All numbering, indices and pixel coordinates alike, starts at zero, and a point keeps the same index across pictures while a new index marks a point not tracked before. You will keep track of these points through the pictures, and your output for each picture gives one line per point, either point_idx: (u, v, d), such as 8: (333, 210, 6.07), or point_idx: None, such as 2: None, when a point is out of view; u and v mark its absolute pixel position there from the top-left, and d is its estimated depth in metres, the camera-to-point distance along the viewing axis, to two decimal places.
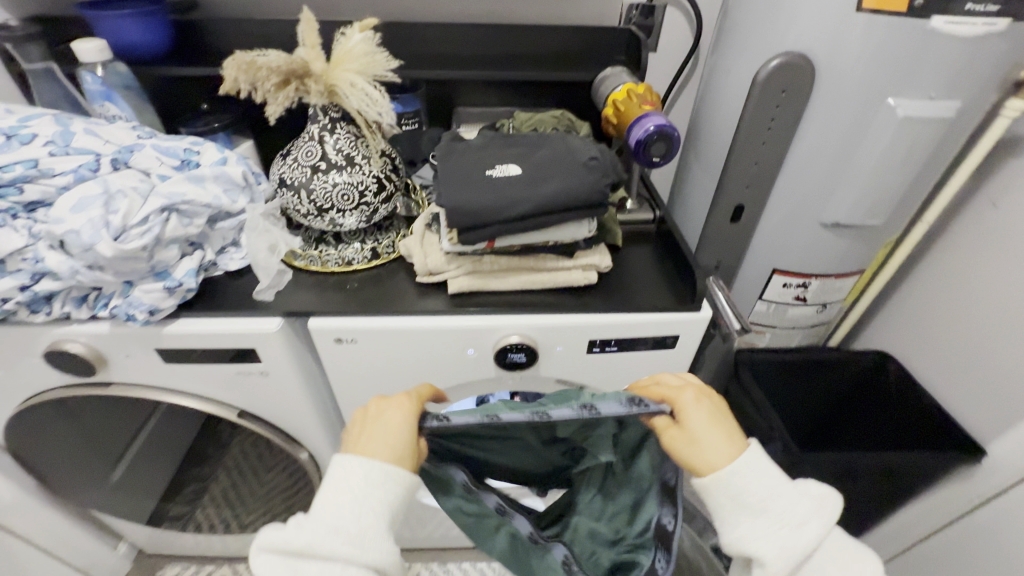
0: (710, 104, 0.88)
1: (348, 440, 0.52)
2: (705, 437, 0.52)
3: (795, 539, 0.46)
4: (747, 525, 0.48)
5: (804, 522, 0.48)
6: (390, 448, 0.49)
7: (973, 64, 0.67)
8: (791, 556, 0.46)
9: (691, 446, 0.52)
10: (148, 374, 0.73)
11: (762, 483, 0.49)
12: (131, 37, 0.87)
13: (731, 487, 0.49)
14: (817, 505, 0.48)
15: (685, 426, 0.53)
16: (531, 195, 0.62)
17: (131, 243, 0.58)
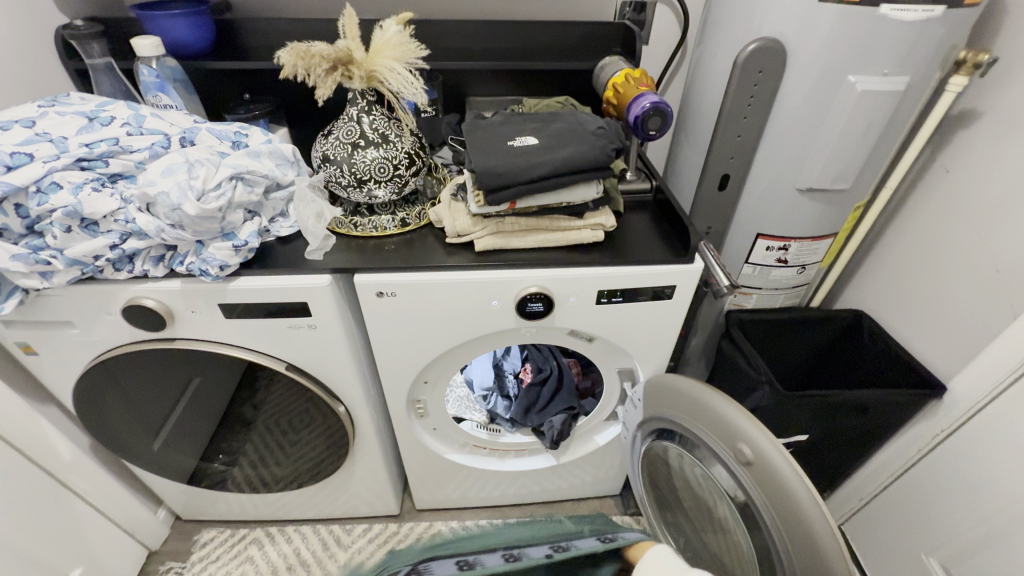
0: (697, 87, 1.00)
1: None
2: None
3: None
4: None
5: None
6: None
7: (919, 44, 0.79)
8: None
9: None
10: (209, 330, 0.83)
11: None
12: (180, 34, 0.97)
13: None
14: None
15: None
16: (547, 160, 0.74)
17: (211, 203, 0.68)
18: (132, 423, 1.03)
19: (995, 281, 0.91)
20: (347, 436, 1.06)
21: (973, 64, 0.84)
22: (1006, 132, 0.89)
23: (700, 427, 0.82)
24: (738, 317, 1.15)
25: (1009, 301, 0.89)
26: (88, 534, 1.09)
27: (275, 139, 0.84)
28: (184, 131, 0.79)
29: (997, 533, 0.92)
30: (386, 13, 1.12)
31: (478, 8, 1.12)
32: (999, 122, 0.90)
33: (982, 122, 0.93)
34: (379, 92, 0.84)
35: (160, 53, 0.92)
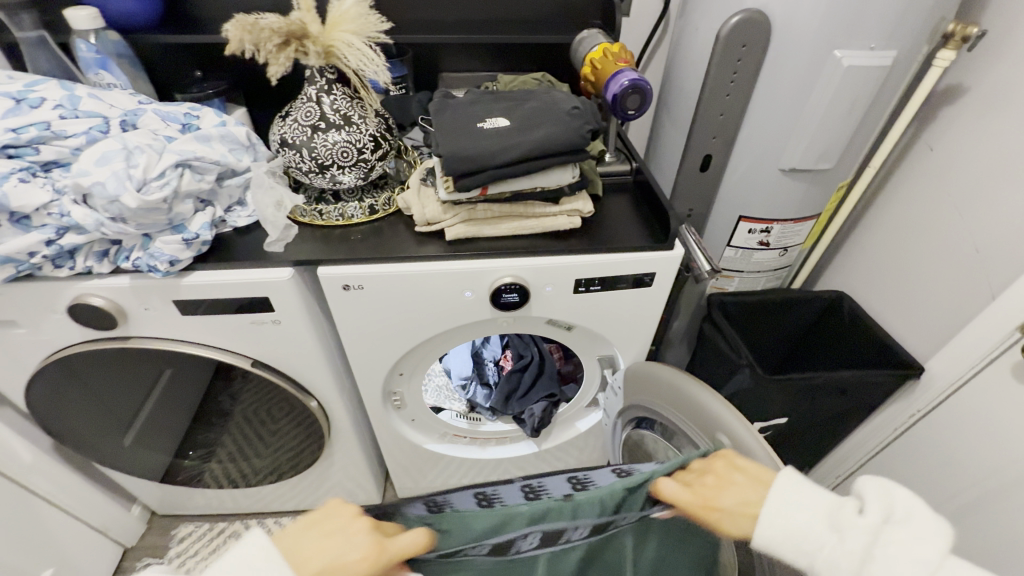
0: (679, 63, 0.96)
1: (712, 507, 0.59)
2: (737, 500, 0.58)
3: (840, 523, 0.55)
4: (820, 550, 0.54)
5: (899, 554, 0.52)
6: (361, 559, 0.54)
7: (907, 16, 0.75)
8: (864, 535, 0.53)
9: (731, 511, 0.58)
10: (166, 327, 0.79)
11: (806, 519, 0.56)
12: (124, 8, 0.89)
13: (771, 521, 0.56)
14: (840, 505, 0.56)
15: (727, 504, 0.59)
16: (519, 143, 0.69)
17: (153, 194, 0.63)
18: (95, 424, 0.99)
19: (973, 262, 0.91)
20: (322, 430, 1.04)
21: (961, 38, 0.81)
22: (990, 109, 0.86)
23: (676, 412, 0.82)
24: (720, 301, 1.13)
25: (986, 283, 0.88)
26: (57, 535, 1.06)
27: (228, 121, 0.78)
28: (125, 114, 0.72)
29: (967, 510, 0.94)
30: None
31: None
32: (984, 99, 0.87)
33: (967, 99, 0.90)
34: (339, 70, 0.78)
35: (98, 26, 0.85)
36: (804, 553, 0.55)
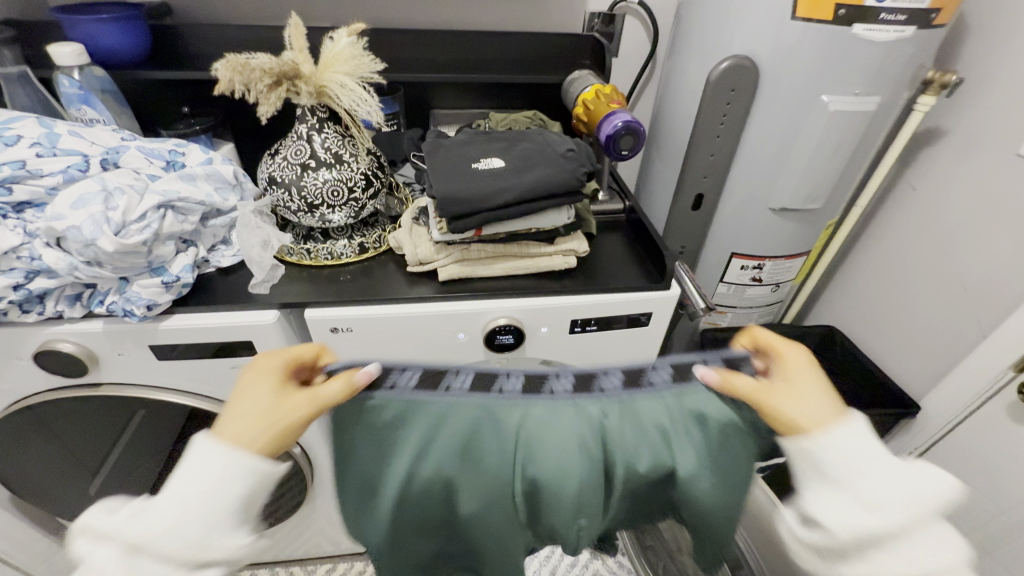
0: (668, 103, 0.97)
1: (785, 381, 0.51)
2: (809, 400, 0.49)
3: (880, 516, 0.43)
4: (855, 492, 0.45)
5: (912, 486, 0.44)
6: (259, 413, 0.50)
7: (889, 63, 0.77)
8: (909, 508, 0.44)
9: (798, 403, 0.49)
10: (141, 373, 0.74)
11: (852, 459, 0.45)
12: (112, 43, 0.89)
13: (843, 451, 0.46)
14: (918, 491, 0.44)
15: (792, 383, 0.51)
16: (516, 184, 0.68)
17: (132, 237, 0.60)
18: (58, 474, 0.93)
19: (963, 300, 0.91)
20: (304, 476, 0.98)
21: (940, 84, 0.84)
22: (971, 152, 0.89)
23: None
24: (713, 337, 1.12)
25: (977, 320, 0.89)
26: None
27: (214, 160, 0.76)
28: (107, 152, 0.70)
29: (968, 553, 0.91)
30: (344, 22, 1.07)
31: (439, 17, 1.08)
32: (963, 142, 0.90)
33: (947, 141, 0.93)
34: (331, 108, 0.77)
35: (83, 62, 0.84)
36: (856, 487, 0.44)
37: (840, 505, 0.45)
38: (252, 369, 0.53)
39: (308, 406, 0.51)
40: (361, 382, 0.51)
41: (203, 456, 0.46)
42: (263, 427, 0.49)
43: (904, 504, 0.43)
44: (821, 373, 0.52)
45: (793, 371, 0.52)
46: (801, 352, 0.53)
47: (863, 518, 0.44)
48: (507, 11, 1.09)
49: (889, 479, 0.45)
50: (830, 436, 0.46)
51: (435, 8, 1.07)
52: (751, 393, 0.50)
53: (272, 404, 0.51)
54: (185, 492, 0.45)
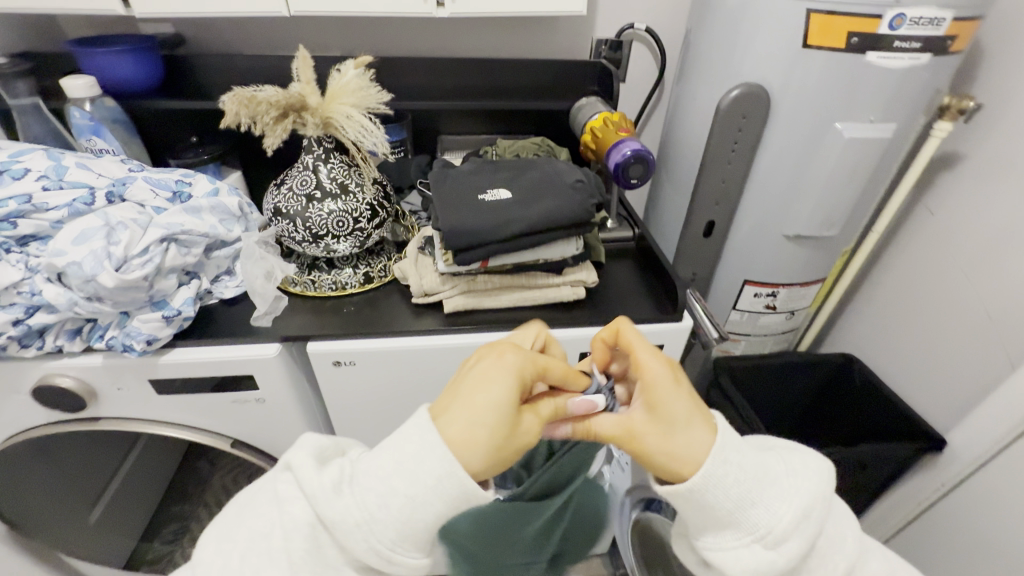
0: (678, 129, 0.96)
1: (647, 418, 0.49)
2: (678, 430, 0.48)
3: (768, 546, 0.46)
4: (749, 522, 0.47)
5: (796, 497, 0.47)
6: (488, 423, 0.43)
7: (904, 90, 0.76)
8: (797, 524, 0.46)
9: (670, 437, 0.48)
10: (140, 407, 0.73)
11: (737, 488, 0.46)
12: (125, 74, 0.90)
13: (723, 480, 0.46)
14: (805, 504, 0.47)
15: (659, 419, 0.48)
16: (523, 215, 0.67)
17: (133, 273, 0.59)
18: (57, 508, 0.91)
19: (988, 329, 0.88)
20: None
21: (957, 110, 0.82)
22: (991, 177, 0.86)
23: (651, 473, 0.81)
24: (727, 366, 1.09)
25: (1004, 352, 0.85)
26: None
27: (221, 191, 0.75)
28: (114, 184, 0.70)
29: None
30: (354, 52, 1.08)
31: (448, 46, 1.09)
32: (982, 167, 0.88)
33: (965, 167, 0.91)
34: (338, 139, 0.76)
35: (94, 94, 0.85)
36: (741, 508, 0.47)
37: (742, 545, 0.47)
38: (499, 365, 0.45)
39: (535, 428, 0.46)
40: (582, 411, 0.50)
41: (424, 440, 0.43)
42: (498, 443, 0.43)
43: (795, 527, 0.46)
44: (685, 385, 0.51)
45: (656, 403, 0.49)
46: (660, 369, 0.50)
47: (761, 556, 0.46)
48: (515, 39, 1.09)
49: (775, 499, 0.47)
50: (700, 468, 0.46)
51: (443, 38, 1.08)
52: (622, 436, 0.49)
53: (513, 415, 0.44)
54: (394, 480, 0.42)
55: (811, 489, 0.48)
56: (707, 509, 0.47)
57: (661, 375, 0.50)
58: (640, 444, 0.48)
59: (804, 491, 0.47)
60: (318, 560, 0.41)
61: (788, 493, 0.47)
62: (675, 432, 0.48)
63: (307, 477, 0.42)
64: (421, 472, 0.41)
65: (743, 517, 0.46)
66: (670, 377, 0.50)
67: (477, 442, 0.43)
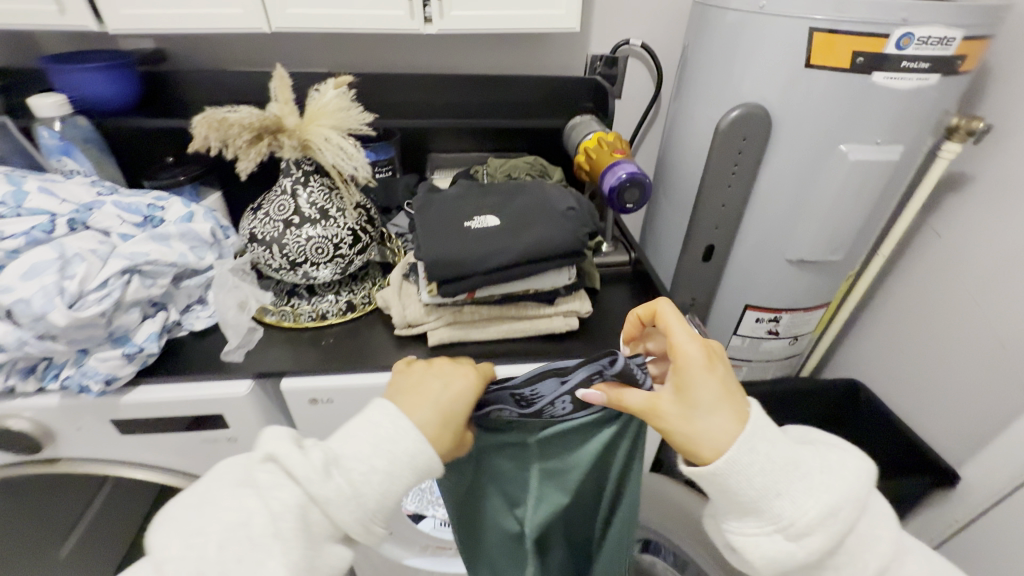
0: (676, 149, 0.93)
1: (674, 394, 0.45)
2: (703, 414, 0.44)
3: (793, 535, 0.43)
4: (774, 511, 0.43)
5: (829, 494, 0.43)
6: (442, 422, 0.45)
7: (912, 112, 0.73)
8: (827, 516, 0.42)
9: (692, 421, 0.44)
10: (102, 448, 0.68)
11: (763, 478, 0.42)
12: (101, 91, 0.87)
13: (748, 469, 0.42)
14: (837, 497, 0.43)
15: (685, 398, 0.45)
16: (511, 244, 0.63)
17: (88, 309, 0.55)
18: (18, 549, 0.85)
19: (1001, 359, 0.83)
20: None
21: (966, 131, 0.78)
22: (1001, 200, 0.83)
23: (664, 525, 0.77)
24: None
25: (1019, 383, 0.81)
26: None
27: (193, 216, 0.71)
28: (77, 210, 0.66)
29: None
30: (341, 68, 1.05)
31: (438, 62, 1.06)
32: (991, 190, 0.84)
33: (973, 189, 0.87)
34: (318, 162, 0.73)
35: (65, 113, 0.81)
36: (767, 497, 0.42)
37: (763, 534, 0.43)
38: (456, 366, 0.49)
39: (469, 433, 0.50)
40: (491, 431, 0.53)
41: (397, 424, 0.42)
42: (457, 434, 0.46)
43: (822, 522, 0.42)
44: (721, 370, 0.46)
45: (686, 380, 0.45)
46: (694, 349, 0.46)
47: (785, 547, 0.43)
48: (507, 56, 1.06)
49: (806, 492, 0.43)
50: (717, 455, 0.43)
51: (433, 54, 1.05)
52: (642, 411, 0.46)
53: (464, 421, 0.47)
54: (375, 459, 0.40)
55: (845, 489, 0.44)
56: (728, 493, 0.43)
57: (695, 354, 0.46)
58: (659, 421, 0.45)
59: (838, 489, 0.43)
60: (306, 538, 0.38)
61: (821, 489, 0.43)
62: (701, 414, 0.44)
63: (292, 463, 0.38)
64: (400, 450, 0.41)
65: (767, 506, 0.43)
66: (705, 356, 0.46)
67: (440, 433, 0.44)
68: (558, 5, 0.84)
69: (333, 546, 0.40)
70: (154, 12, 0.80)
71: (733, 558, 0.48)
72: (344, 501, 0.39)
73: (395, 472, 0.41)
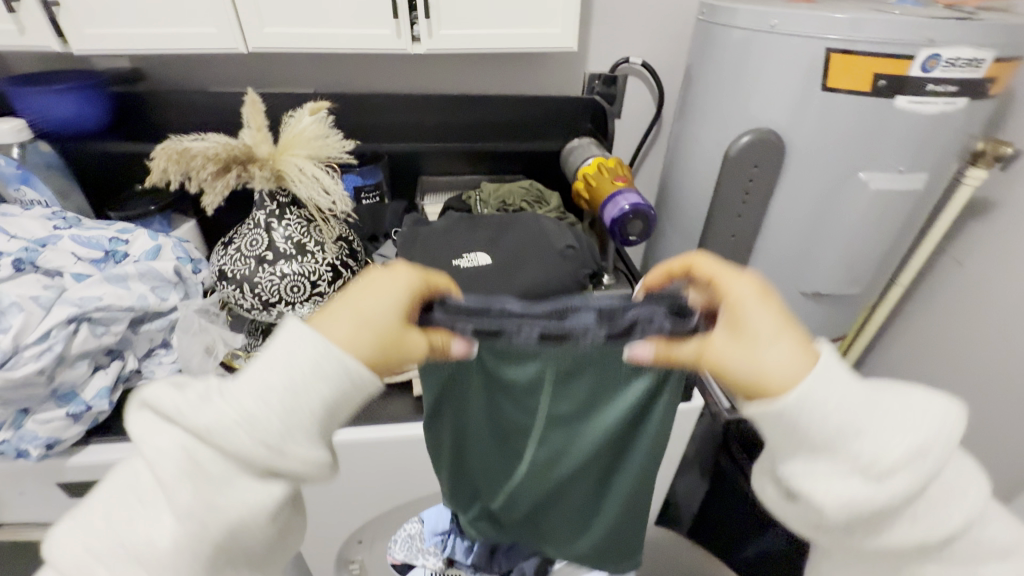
0: (680, 173, 0.87)
1: (725, 325, 0.37)
2: (766, 340, 0.35)
3: (878, 487, 0.33)
4: (856, 451, 0.33)
5: (925, 434, 0.33)
6: (358, 329, 0.35)
7: (937, 138, 0.67)
8: (922, 450, 0.33)
9: (749, 350, 0.35)
10: (51, 511, 0.61)
11: (840, 404, 0.34)
12: (65, 114, 0.81)
13: (828, 406, 0.33)
14: (934, 423, 0.33)
15: (743, 329, 0.36)
16: (503, 287, 0.57)
17: (24, 368, 0.50)
18: None
19: None
20: None
21: (994, 157, 0.73)
22: None
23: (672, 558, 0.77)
24: None
25: None
26: None
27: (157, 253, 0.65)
28: (26, 249, 0.60)
29: None
30: (327, 88, 1.00)
31: (429, 81, 1.01)
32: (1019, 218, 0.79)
33: (997, 216, 0.82)
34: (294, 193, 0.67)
35: (25, 138, 0.75)
36: (843, 429, 0.33)
37: (836, 475, 0.34)
38: (388, 267, 0.38)
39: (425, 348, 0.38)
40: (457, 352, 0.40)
41: (300, 342, 0.34)
42: (381, 338, 0.36)
43: (913, 459, 0.33)
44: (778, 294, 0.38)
45: (742, 311, 0.36)
46: (748, 284, 0.37)
47: (867, 494, 0.33)
48: (501, 75, 1.01)
49: (894, 435, 0.33)
50: (796, 390, 0.34)
51: (423, 72, 1.00)
52: (694, 359, 0.39)
53: (398, 324, 0.37)
54: (269, 375, 0.34)
55: (943, 431, 0.33)
56: (795, 433, 0.34)
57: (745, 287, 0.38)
58: (714, 366, 0.37)
59: (936, 427, 0.33)
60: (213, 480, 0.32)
61: (916, 431, 0.33)
62: (765, 342, 0.35)
63: (162, 400, 0.33)
64: (296, 362, 0.34)
65: (840, 436, 0.33)
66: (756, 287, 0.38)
67: (354, 338, 0.35)
68: (554, 23, 0.79)
69: (249, 481, 0.33)
70: (123, 33, 0.75)
71: (795, 518, 0.38)
72: (237, 418, 0.32)
73: (292, 381, 0.34)
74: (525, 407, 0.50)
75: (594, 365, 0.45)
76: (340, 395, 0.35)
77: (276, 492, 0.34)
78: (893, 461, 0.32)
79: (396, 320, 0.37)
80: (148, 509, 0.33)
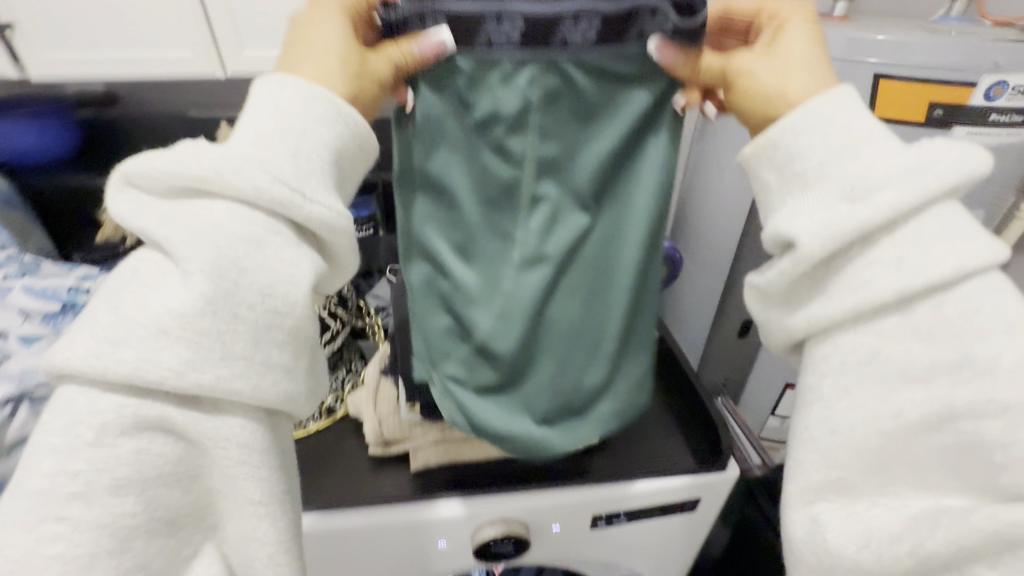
0: (699, 204, 0.80)
1: (759, 50, 0.35)
2: (792, 68, 0.34)
3: (872, 203, 0.28)
4: (844, 170, 0.29)
5: (930, 171, 0.28)
6: (322, 65, 0.33)
7: (999, 171, 0.59)
8: (920, 190, 0.27)
9: (776, 65, 0.34)
10: None
11: (836, 137, 0.30)
12: (30, 142, 0.77)
13: (820, 127, 0.30)
14: (947, 162, 0.28)
15: (774, 53, 0.35)
16: None
17: None
18: None
19: None
20: None
21: None
22: None
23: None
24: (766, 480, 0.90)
25: None
26: None
27: None
28: None
29: None
30: None
31: None
32: None
33: None
34: None
35: None
36: (842, 149, 0.30)
37: (819, 205, 0.29)
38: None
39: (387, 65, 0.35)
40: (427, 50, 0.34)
41: (266, 99, 0.30)
42: (344, 69, 0.33)
43: (903, 172, 0.28)
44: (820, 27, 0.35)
45: (780, 36, 0.35)
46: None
47: (853, 212, 0.28)
48: None
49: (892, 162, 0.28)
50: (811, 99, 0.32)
51: None
52: (721, 72, 0.36)
53: (356, 46, 0.34)
54: (242, 137, 0.29)
55: (946, 170, 0.28)
56: (785, 171, 0.32)
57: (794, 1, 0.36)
58: (737, 74, 0.35)
59: (947, 167, 0.28)
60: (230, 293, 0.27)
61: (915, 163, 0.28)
62: (788, 64, 0.34)
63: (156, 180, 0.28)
64: (272, 124, 0.29)
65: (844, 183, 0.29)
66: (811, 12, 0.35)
67: (325, 70, 0.33)
68: None
69: (284, 249, 0.29)
70: (89, 57, 0.68)
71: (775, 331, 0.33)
72: (236, 166, 0.27)
73: (291, 125, 0.30)
74: (512, 208, 0.39)
75: (571, 95, 0.36)
76: (343, 137, 0.32)
77: (306, 272, 0.29)
78: (882, 198, 0.27)
79: (357, 57, 0.34)
80: (137, 344, 0.26)
